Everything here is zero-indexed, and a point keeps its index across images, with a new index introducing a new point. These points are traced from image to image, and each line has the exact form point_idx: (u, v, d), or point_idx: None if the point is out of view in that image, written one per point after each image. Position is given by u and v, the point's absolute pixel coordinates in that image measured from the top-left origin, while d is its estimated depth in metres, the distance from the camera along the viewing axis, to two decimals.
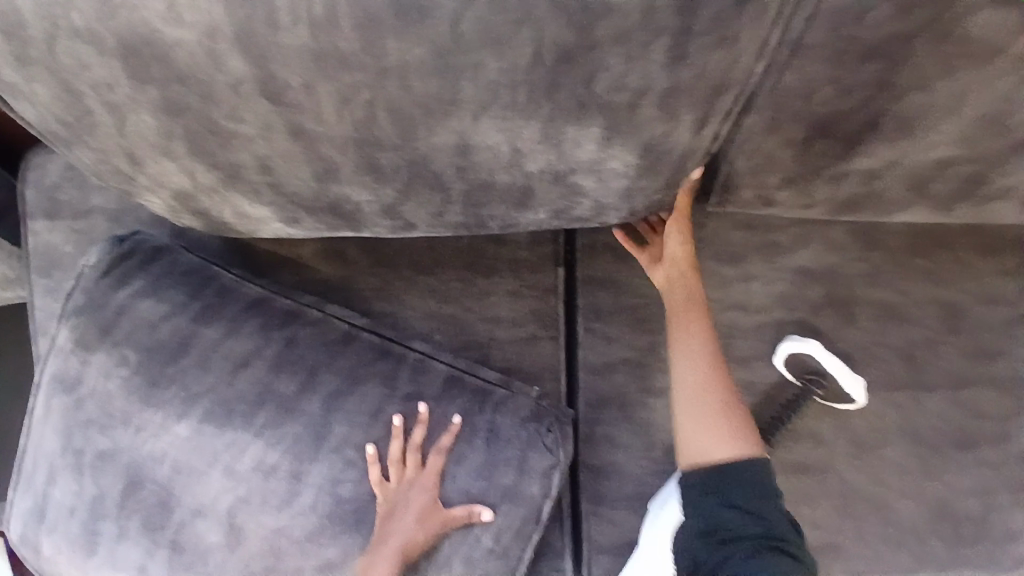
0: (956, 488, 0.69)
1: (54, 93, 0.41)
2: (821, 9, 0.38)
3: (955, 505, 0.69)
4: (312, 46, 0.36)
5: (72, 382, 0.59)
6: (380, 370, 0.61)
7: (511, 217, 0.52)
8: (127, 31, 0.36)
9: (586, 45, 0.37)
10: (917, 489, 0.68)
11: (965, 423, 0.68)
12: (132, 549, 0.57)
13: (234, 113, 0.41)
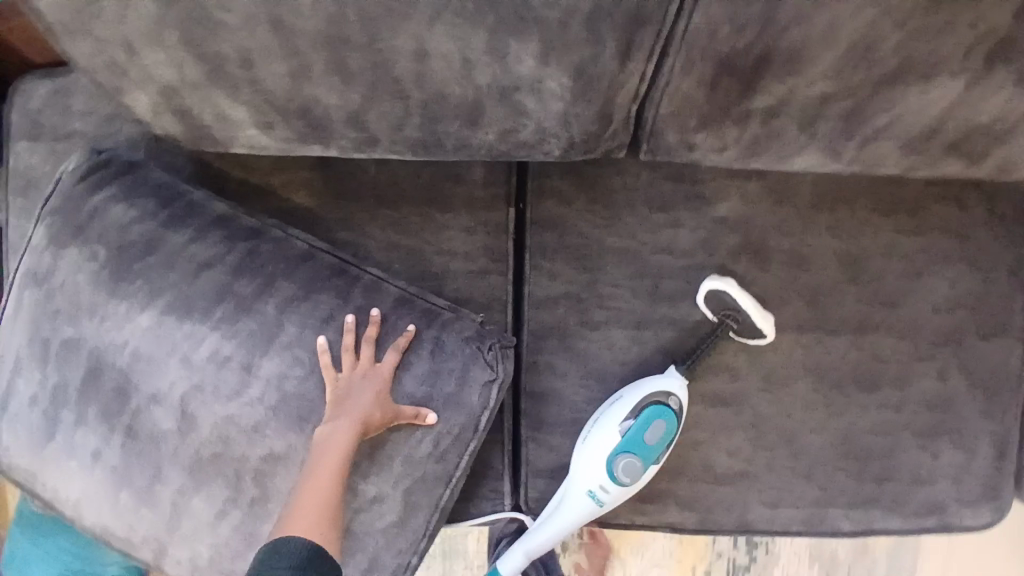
0: (859, 426, 0.76)
1: None
2: None
3: (858, 441, 0.77)
4: None
5: (44, 275, 0.63)
6: (333, 285, 0.65)
7: (465, 137, 0.58)
8: None
9: None
10: (825, 425, 0.76)
11: (869, 365, 0.76)
12: (90, 436, 0.62)
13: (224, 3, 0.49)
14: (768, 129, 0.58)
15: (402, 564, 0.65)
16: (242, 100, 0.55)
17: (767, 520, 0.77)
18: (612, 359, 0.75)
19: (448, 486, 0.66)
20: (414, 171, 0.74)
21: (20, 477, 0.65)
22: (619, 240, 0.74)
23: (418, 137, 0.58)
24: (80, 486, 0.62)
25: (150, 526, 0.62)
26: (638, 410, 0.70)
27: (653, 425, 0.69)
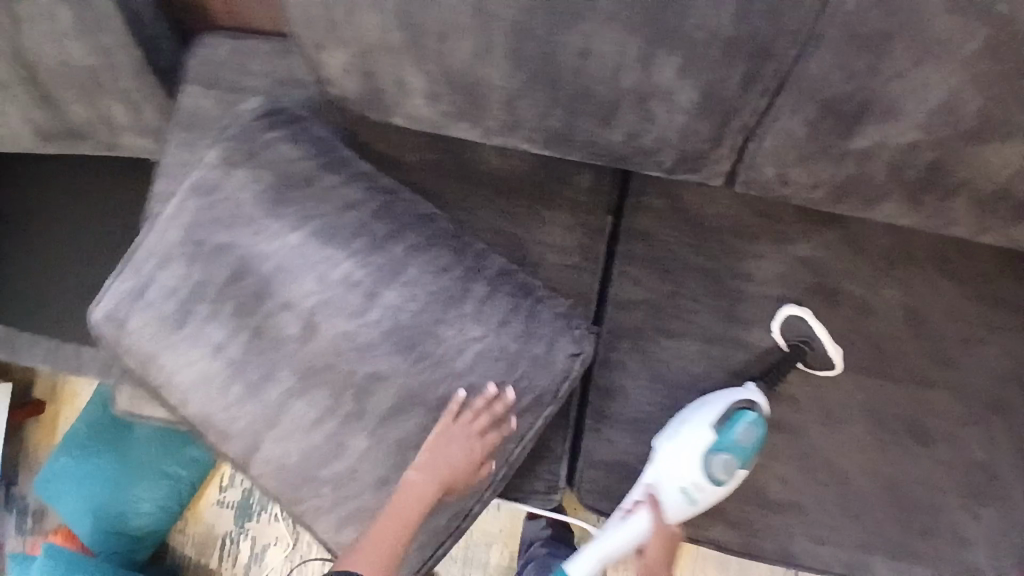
0: (909, 476, 0.79)
1: None
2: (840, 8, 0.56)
3: (907, 492, 0.79)
4: None
5: (210, 188, 0.73)
6: (452, 244, 0.74)
7: (594, 135, 0.70)
8: None
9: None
10: (876, 469, 0.79)
11: (924, 419, 0.80)
12: (218, 329, 0.70)
13: None
14: (858, 172, 0.68)
15: (465, 508, 0.72)
16: (425, 72, 0.67)
17: (808, 553, 0.79)
18: (682, 367, 0.81)
19: (519, 444, 0.71)
20: (531, 169, 0.84)
21: (142, 358, 0.73)
22: (704, 260, 0.82)
23: (558, 130, 0.70)
24: (191, 373, 0.70)
25: (253, 423, 0.69)
26: (724, 416, 0.74)
27: (742, 429, 0.73)
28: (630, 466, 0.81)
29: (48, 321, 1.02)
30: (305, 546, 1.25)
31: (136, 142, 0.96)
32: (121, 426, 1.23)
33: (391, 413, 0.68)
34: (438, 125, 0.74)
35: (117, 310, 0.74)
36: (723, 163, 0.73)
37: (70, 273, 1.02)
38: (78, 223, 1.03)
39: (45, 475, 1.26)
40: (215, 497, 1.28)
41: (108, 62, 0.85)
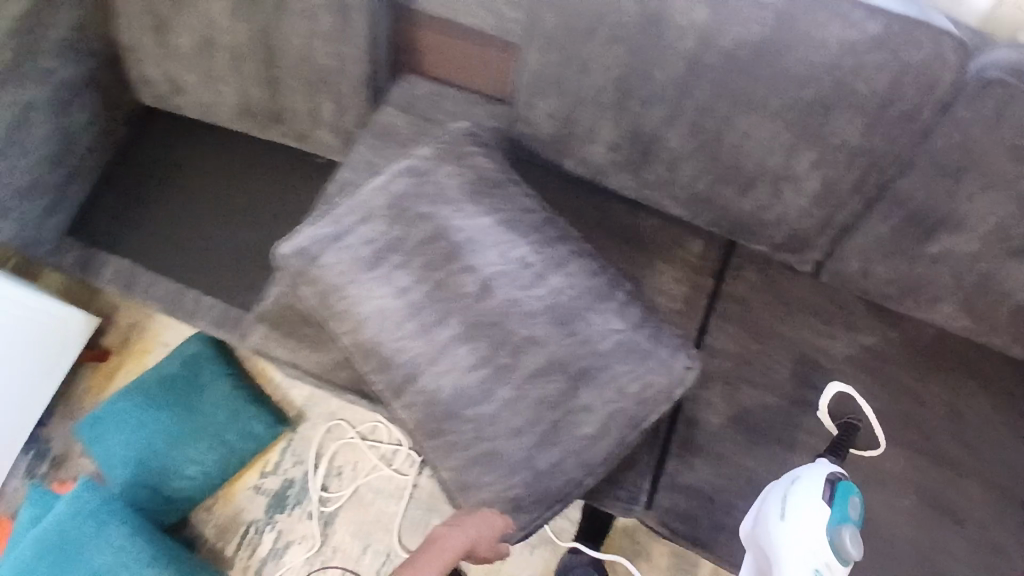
0: (953, 563, 0.86)
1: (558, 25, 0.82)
2: (933, 143, 0.77)
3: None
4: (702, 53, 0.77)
5: (421, 172, 0.91)
6: (598, 259, 0.89)
7: (730, 202, 0.89)
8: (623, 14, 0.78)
9: (825, 106, 0.77)
10: (923, 549, 0.86)
11: (969, 511, 0.88)
12: (405, 276, 0.84)
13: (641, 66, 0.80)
14: (929, 270, 0.88)
15: (576, 480, 0.79)
16: (617, 123, 0.87)
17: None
18: (761, 415, 0.92)
19: (634, 431, 0.80)
20: (657, 228, 1.00)
21: (329, 288, 0.86)
22: (789, 329, 0.96)
23: (699, 192, 0.89)
24: (375, 306, 0.84)
25: (418, 356, 0.81)
26: (832, 494, 0.78)
27: (852, 502, 0.78)
28: (708, 495, 0.89)
29: (198, 270, 1.19)
30: (329, 550, 1.26)
31: (326, 138, 1.17)
32: (193, 386, 1.29)
33: (536, 374, 0.79)
34: (603, 171, 0.93)
35: (314, 246, 0.89)
36: (817, 252, 0.93)
37: (229, 234, 1.20)
38: (258, 195, 1.22)
39: (97, 415, 1.28)
40: (253, 481, 1.30)
41: (343, 71, 1.07)
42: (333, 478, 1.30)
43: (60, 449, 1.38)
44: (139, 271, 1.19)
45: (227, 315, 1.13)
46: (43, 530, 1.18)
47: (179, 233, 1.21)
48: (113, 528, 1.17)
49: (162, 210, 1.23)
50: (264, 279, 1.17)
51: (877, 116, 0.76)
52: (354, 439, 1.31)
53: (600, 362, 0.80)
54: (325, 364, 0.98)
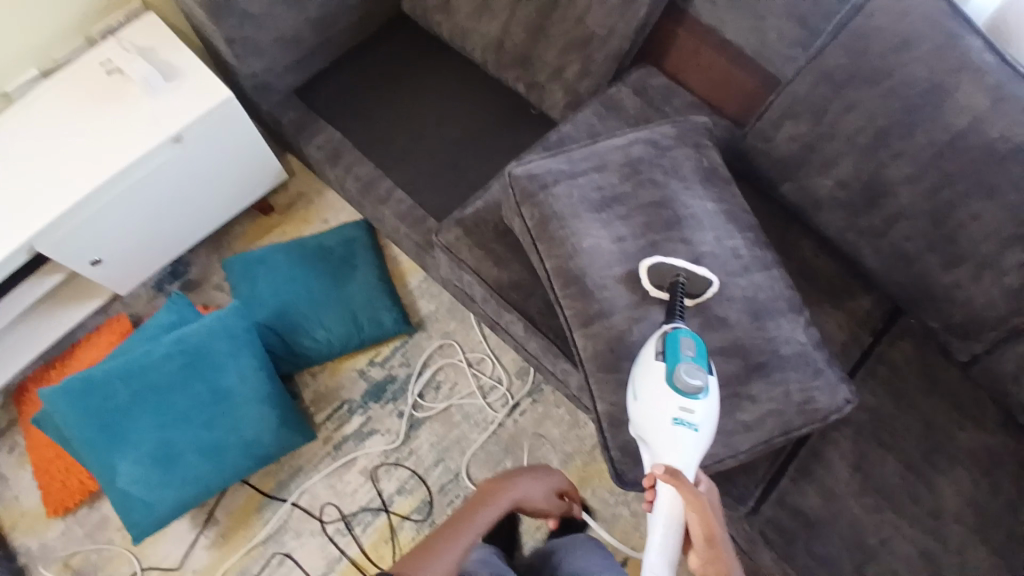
0: None
1: (848, 69, 0.93)
2: None
3: None
4: (970, 137, 0.87)
5: (663, 146, 1.01)
6: (787, 276, 0.95)
7: (926, 274, 0.94)
8: (918, 81, 0.89)
9: None
10: None
11: None
12: (624, 227, 0.94)
13: (909, 130, 0.90)
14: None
15: (718, 456, 0.87)
16: (857, 165, 0.95)
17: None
18: (881, 473, 0.96)
19: (783, 435, 0.88)
20: (834, 272, 1.07)
21: (552, 214, 0.95)
22: (925, 408, 1.00)
23: (906, 252, 0.95)
24: (591, 242, 0.93)
25: (617, 298, 0.90)
26: (662, 340, 0.79)
27: (685, 343, 0.77)
28: (810, 522, 0.94)
29: (394, 161, 1.28)
30: (405, 451, 1.35)
31: (555, 93, 1.25)
32: (346, 263, 1.38)
33: (718, 350, 0.87)
34: (819, 205, 1.00)
35: (547, 175, 0.99)
36: (979, 345, 0.96)
37: (433, 140, 1.29)
38: (472, 117, 1.32)
39: (254, 257, 1.37)
40: (360, 366, 1.40)
41: (604, 40, 1.14)
42: (431, 390, 1.39)
43: (195, 275, 1.46)
44: (348, 146, 1.29)
45: (412, 213, 1.22)
46: (182, 334, 1.20)
47: (391, 125, 1.32)
48: (247, 357, 1.20)
49: (381, 100, 1.34)
50: (451, 188, 1.25)
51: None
52: (460, 363, 1.40)
53: (779, 363, 0.88)
54: (502, 281, 1.07)
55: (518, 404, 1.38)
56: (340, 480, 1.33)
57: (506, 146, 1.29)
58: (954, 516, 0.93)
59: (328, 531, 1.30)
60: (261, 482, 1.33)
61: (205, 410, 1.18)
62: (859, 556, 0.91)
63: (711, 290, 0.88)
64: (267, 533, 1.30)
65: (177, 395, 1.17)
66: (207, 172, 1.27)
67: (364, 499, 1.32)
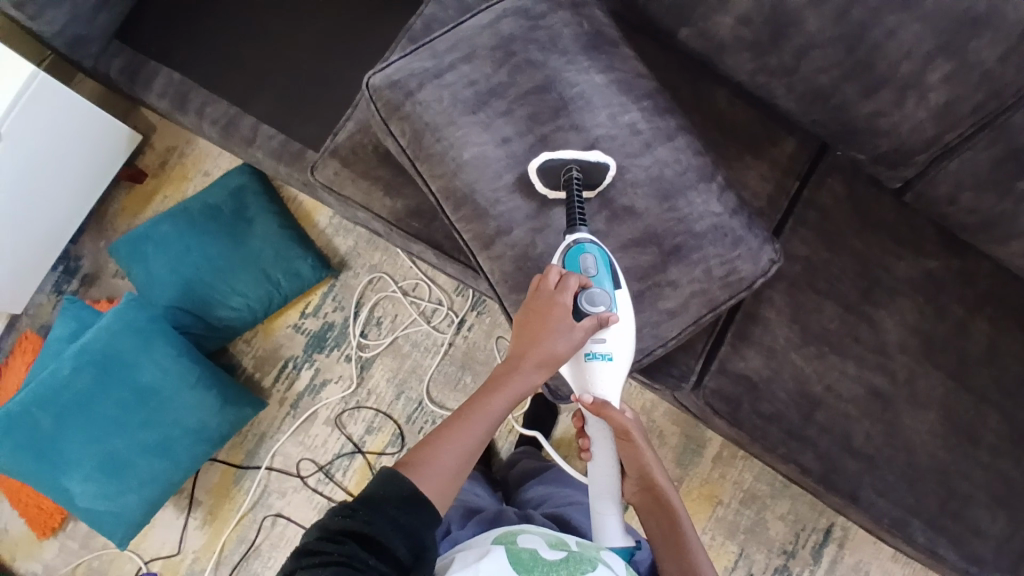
0: (965, 485, 0.88)
1: None
2: None
3: (960, 496, 0.87)
4: None
5: (536, 15, 0.85)
6: (696, 140, 0.86)
7: (844, 105, 0.86)
8: None
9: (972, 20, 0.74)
10: (941, 467, 0.88)
11: (991, 443, 0.89)
12: (508, 126, 0.81)
13: None
14: (1017, 210, 0.84)
15: (647, 349, 0.83)
16: None
17: (871, 504, 0.88)
18: (819, 321, 0.93)
19: (710, 311, 0.83)
20: (752, 120, 0.98)
21: (424, 127, 0.82)
22: (859, 244, 0.95)
23: (821, 86, 0.86)
24: (474, 151, 0.81)
25: (514, 211, 0.80)
26: (564, 257, 0.74)
27: (585, 261, 0.72)
28: (753, 383, 0.92)
29: (254, 95, 1.11)
30: (364, 393, 1.29)
31: None
32: (241, 219, 1.28)
33: (629, 243, 0.80)
34: (722, 47, 0.89)
35: (410, 79, 0.83)
36: (910, 170, 0.90)
37: (293, 61, 1.12)
38: (329, 23, 1.13)
39: (138, 236, 1.28)
40: (293, 321, 1.33)
41: None
42: (373, 327, 1.31)
43: (89, 267, 1.35)
44: (193, 88, 1.11)
45: (287, 149, 1.06)
46: (84, 344, 1.15)
47: (242, 52, 1.14)
48: (161, 348, 1.16)
49: (223, 25, 1.15)
50: (324, 114, 1.10)
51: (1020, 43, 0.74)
52: (396, 293, 1.31)
53: (695, 242, 0.81)
54: (398, 211, 0.96)
55: (465, 320, 1.29)
56: (307, 435, 1.29)
57: (373, 48, 1.11)
58: (898, 347, 0.92)
59: (309, 484, 1.27)
60: (231, 456, 1.29)
61: (138, 411, 1.15)
62: (806, 407, 0.91)
63: (609, 176, 0.79)
64: (252, 499, 1.27)
65: (103, 404, 1.14)
66: (49, 156, 1.11)
67: (335, 446, 1.28)
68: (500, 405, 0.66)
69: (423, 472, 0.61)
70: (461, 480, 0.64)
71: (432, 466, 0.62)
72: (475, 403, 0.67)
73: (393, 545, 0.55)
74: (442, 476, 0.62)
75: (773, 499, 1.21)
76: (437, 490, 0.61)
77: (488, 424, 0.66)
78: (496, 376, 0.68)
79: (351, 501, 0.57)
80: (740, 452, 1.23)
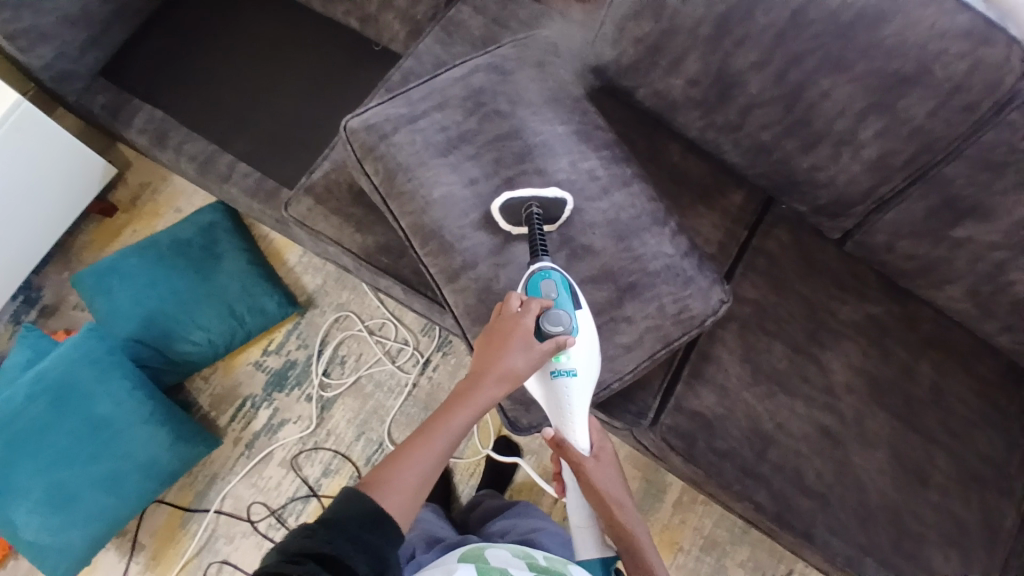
0: (913, 518, 0.91)
1: None
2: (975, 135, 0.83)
3: (908, 530, 0.90)
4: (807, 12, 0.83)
5: (504, 70, 0.92)
6: (651, 187, 0.93)
7: (790, 159, 0.95)
8: None
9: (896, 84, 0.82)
10: (889, 502, 0.91)
11: (933, 476, 0.93)
12: (475, 168, 0.86)
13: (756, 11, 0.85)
14: (947, 255, 0.92)
15: (604, 382, 0.87)
16: (704, 59, 0.91)
17: (824, 542, 0.90)
18: (770, 361, 0.97)
19: (664, 347, 0.87)
20: (705, 174, 1.06)
21: (397, 167, 0.86)
22: (806, 289, 1.02)
23: (765, 142, 0.95)
24: (442, 191, 0.85)
25: (478, 247, 0.84)
26: (528, 283, 0.77)
27: (546, 286, 0.75)
28: (709, 421, 0.95)
29: (234, 134, 1.16)
30: (322, 434, 1.27)
31: (394, 26, 1.13)
32: (210, 254, 1.29)
33: (587, 279, 0.84)
34: (675, 105, 0.99)
35: (385, 124, 0.88)
36: (850, 221, 0.99)
37: (273, 102, 1.17)
38: (312, 69, 1.19)
39: (104, 268, 1.28)
40: (255, 358, 1.32)
41: None
42: (336, 366, 1.31)
43: (50, 298, 1.33)
44: (174, 126, 1.15)
45: (262, 186, 1.09)
46: (40, 372, 1.12)
47: (226, 93, 1.19)
48: (118, 379, 1.14)
49: (209, 67, 1.20)
50: (303, 153, 1.14)
51: (946, 100, 0.81)
52: (362, 332, 1.32)
53: (648, 281, 0.85)
54: (369, 246, 0.98)
55: (429, 361, 1.30)
56: (260, 477, 1.25)
57: (350, 94, 1.17)
58: (844, 387, 0.97)
59: (260, 529, 1.22)
60: (179, 498, 1.25)
61: (89, 445, 1.11)
62: (759, 445, 0.94)
63: (567, 211, 0.84)
64: (198, 544, 1.22)
65: (55, 436, 1.10)
66: (22, 183, 1.11)
67: (290, 489, 1.24)
68: (462, 420, 0.67)
69: (384, 489, 0.62)
70: (422, 497, 0.64)
71: (394, 482, 0.62)
72: (435, 419, 0.68)
73: (353, 562, 0.54)
74: (404, 493, 0.62)
75: (733, 546, 1.22)
76: (399, 507, 0.61)
77: (451, 438, 0.67)
78: (457, 393, 0.69)
79: (309, 522, 0.56)
80: (699, 497, 1.24)
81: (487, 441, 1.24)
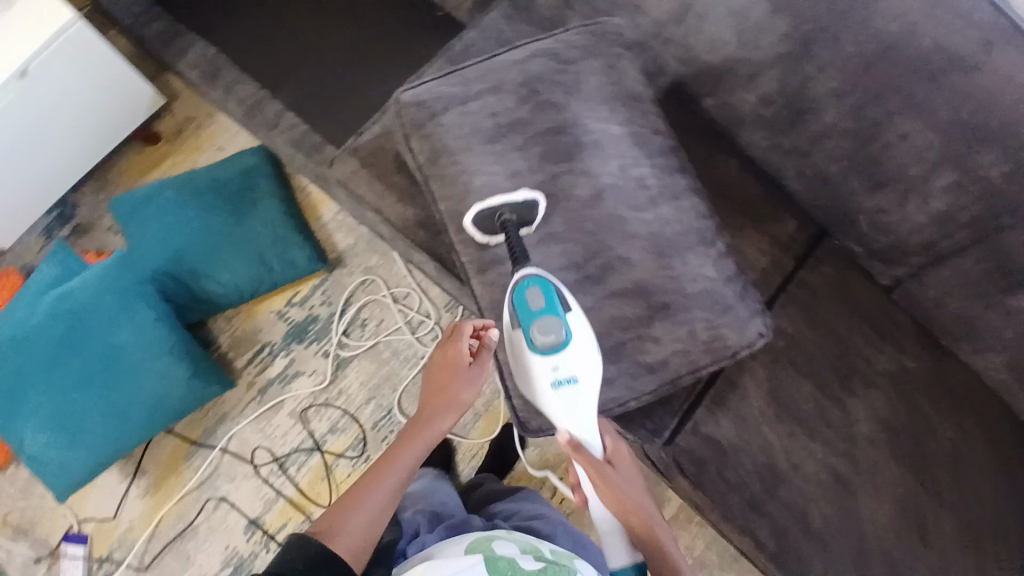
0: None
1: None
2: None
3: None
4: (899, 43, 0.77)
5: (567, 59, 0.88)
6: (702, 205, 0.88)
7: (852, 195, 0.89)
8: None
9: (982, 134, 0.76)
10: (893, 565, 0.88)
11: (945, 548, 0.88)
12: (521, 159, 0.83)
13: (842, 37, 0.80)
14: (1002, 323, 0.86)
15: (620, 399, 0.83)
16: (779, 77, 0.86)
17: None
18: (795, 401, 0.94)
19: (691, 373, 0.83)
20: (760, 196, 1.01)
21: (442, 147, 0.84)
22: (846, 331, 0.97)
23: (829, 175, 0.89)
24: (484, 179, 0.82)
25: None
26: (515, 291, 0.75)
27: (530, 294, 0.73)
28: (721, 450, 0.92)
29: (284, 82, 1.14)
30: (334, 392, 1.28)
31: None
32: (246, 197, 1.28)
33: (618, 292, 0.81)
34: (743, 120, 0.93)
35: (436, 100, 0.85)
36: (902, 270, 0.93)
37: (327, 55, 1.15)
38: (371, 25, 1.16)
39: (143, 196, 1.29)
40: (279, 307, 1.33)
41: None
42: (356, 328, 1.31)
43: (84, 217, 1.35)
44: (225, 66, 1.14)
45: (306, 139, 1.07)
46: (67, 293, 1.15)
47: (281, 39, 1.17)
48: (141, 308, 1.15)
49: (268, 10, 1.18)
50: (349, 112, 1.11)
51: None
52: (385, 299, 1.31)
53: (683, 302, 0.82)
54: (406, 220, 0.96)
55: None
56: (269, 423, 1.27)
57: (406, 57, 1.13)
58: (867, 440, 0.92)
59: (261, 473, 1.25)
60: (187, 431, 1.28)
61: (103, 369, 1.14)
62: (768, 483, 0.91)
63: (541, 212, 0.81)
64: (199, 478, 1.25)
65: (72, 356, 1.13)
66: (67, 103, 1.12)
67: (295, 440, 1.26)
68: (411, 454, 0.83)
69: (336, 532, 0.74)
70: (377, 531, 0.77)
71: (344, 521, 0.75)
72: (389, 457, 0.83)
73: None
74: (356, 530, 0.75)
75: (722, 571, 1.20)
76: (351, 543, 0.74)
77: (404, 470, 0.82)
78: (409, 429, 0.86)
79: None
80: (696, 518, 1.23)
81: (491, 428, 1.24)
